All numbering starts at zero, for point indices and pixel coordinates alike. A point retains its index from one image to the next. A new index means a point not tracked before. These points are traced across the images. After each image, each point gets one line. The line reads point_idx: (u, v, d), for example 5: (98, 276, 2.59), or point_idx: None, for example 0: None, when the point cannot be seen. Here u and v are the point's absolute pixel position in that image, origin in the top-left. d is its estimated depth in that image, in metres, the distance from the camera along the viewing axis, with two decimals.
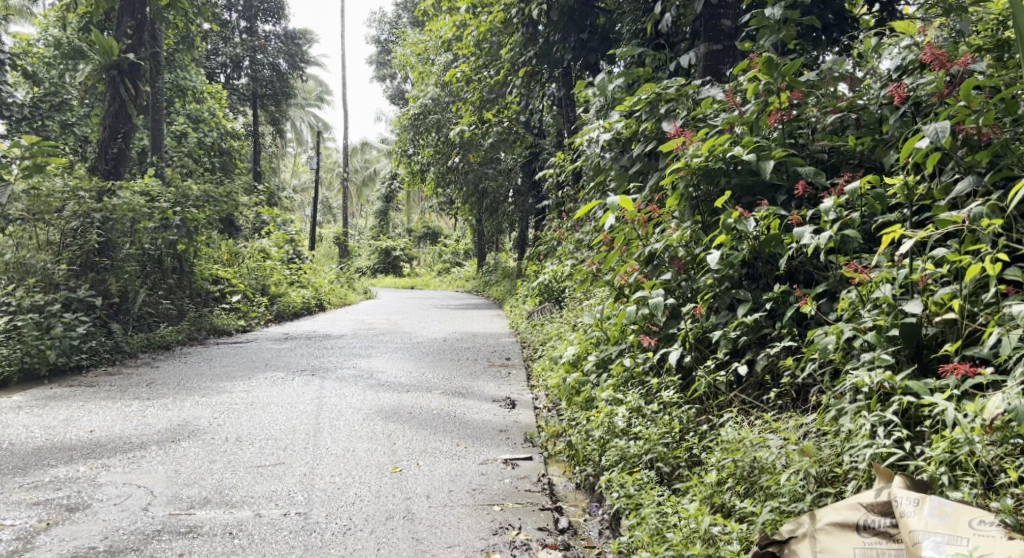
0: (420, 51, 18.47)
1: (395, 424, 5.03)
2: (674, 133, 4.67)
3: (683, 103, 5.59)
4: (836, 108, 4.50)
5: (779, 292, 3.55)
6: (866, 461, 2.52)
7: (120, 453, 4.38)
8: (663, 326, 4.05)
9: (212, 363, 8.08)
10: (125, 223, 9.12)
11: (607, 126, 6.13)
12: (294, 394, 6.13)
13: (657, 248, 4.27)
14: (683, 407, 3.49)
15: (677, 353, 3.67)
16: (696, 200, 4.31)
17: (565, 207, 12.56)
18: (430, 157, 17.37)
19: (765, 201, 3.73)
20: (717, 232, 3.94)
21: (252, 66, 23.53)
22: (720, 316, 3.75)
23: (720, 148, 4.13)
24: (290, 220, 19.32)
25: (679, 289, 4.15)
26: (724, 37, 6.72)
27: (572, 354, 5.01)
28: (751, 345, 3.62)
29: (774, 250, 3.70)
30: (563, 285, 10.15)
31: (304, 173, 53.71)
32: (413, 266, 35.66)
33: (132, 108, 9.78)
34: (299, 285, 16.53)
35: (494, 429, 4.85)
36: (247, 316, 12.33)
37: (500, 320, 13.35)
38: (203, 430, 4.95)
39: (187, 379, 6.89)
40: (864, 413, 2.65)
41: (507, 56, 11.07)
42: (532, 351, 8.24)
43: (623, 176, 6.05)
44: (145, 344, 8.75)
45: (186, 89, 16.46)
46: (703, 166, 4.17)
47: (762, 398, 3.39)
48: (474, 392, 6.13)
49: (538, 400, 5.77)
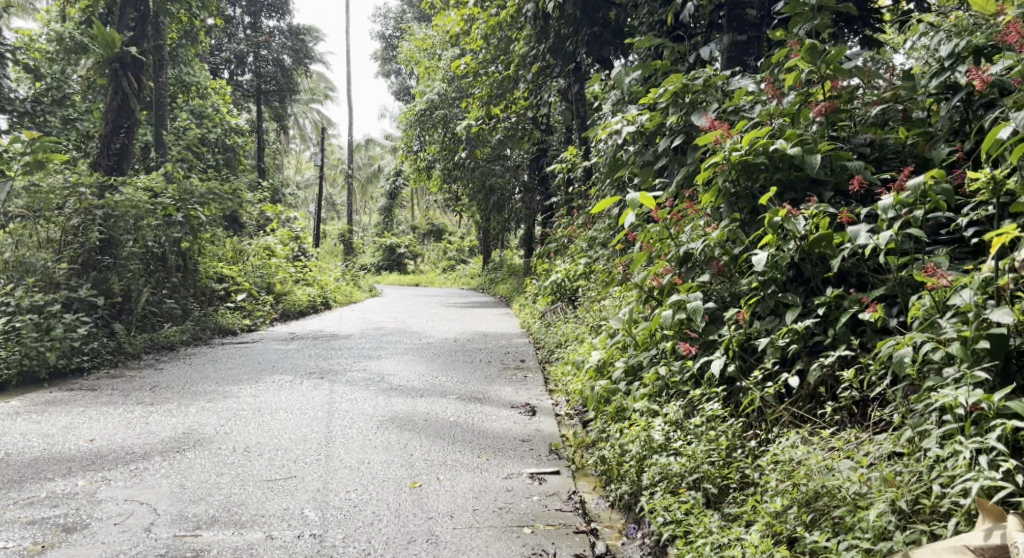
0: (426, 47, 18.22)
1: (411, 433, 4.79)
2: (707, 125, 4.40)
3: (712, 94, 5.32)
4: (880, 100, 4.25)
5: (831, 297, 3.30)
6: (968, 496, 2.27)
7: (122, 465, 4.12)
8: (701, 333, 3.78)
9: (217, 364, 7.83)
10: (127, 220, 8.87)
11: (631, 119, 5.88)
12: (303, 399, 5.88)
13: (693, 248, 4.00)
14: (729, 422, 3.23)
15: (720, 361, 3.40)
16: (734, 197, 4.06)
17: (575, 204, 12.31)
18: (437, 153, 17.11)
19: (816, 199, 3.49)
20: (760, 231, 3.71)
21: (256, 62, 23.29)
22: (766, 322, 3.49)
23: (761, 141, 3.92)
24: (295, 217, 19.09)
25: (717, 293, 3.89)
26: (749, 27, 6.44)
27: (596, 360, 4.74)
28: (801, 353, 3.36)
29: (823, 252, 3.45)
30: (576, 285, 9.91)
31: (308, 170, 53.54)
32: (418, 263, 35.43)
33: (134, 103, 9.55)
34: (304, 283, 16.29)
35: (515, 439, 4.60)
36: (252, 315, 12.09)
37: (509, 319, 13.11)
38: (209, 439, 4.69)
39: (191, 383, 6.64)
40: (961, 440, 2.38)
41: (518, 49, 10.80)
42: (547, 353, 8.00)
43: (648, 172, 5.77)
44: (149, 345, 8.50)
45: (189, 85, 16.22)
46: (743, 161, 3.93)
47: (815, 412, 3.14)
48: (490, 397, 5.89)
49: (558, 406, 5.53)
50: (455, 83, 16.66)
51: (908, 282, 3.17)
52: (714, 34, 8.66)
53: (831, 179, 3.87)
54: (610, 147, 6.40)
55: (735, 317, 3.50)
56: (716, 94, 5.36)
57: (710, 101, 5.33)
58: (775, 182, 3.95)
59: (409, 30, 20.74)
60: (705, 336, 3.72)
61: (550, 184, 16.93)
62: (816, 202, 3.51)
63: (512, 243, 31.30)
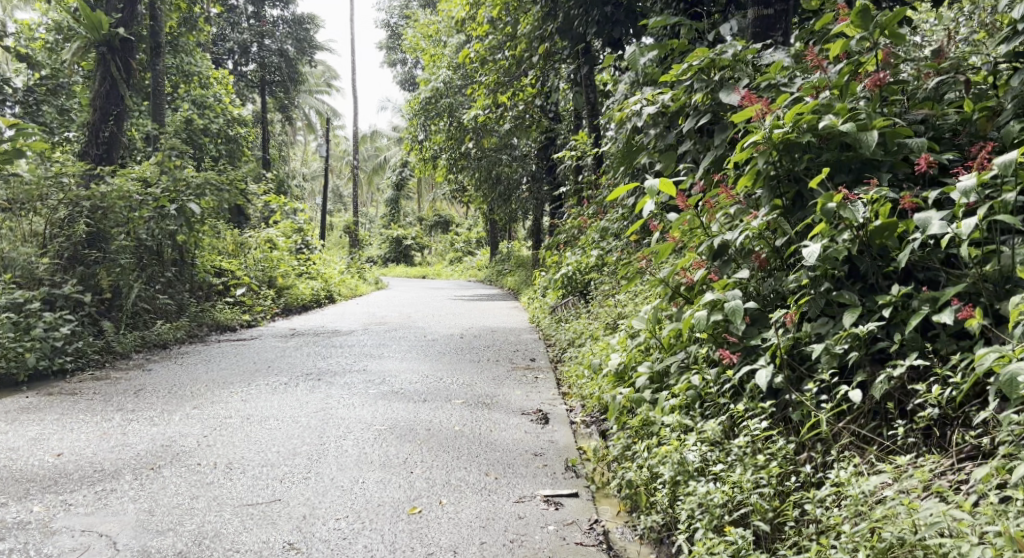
0: (431, 33, 17.72)
1: (412, 445, 4.34)
2: (744, 100, 3.91)
3: (741, 70, 4.84)
4: (936, 71, 3.76)
5: (897, 295, 2.83)
6: None
7: (86, 486, 3.67)
8: (741, 337, 3.28)
9: (208, 365, 7.37)
10: (118, 211, 8.46)
11: (651, 99, 5.41)
12: (297, 404, 5.44)
13: (730, 238, 3.50)
14: (779, 444, 2.76)
15: (766, 372, 2.91)
16: (774, 182, 3.57)
17: (586, 194, 11.83)
18: (443, 143, 16.64)
19: (877, 183, 3.02)
20: (808, 220, 3.23)
21: (260, 52, 22.83)
22: (817, 325, 3.01)
23: (807, 117, 3.45)
24: (298, 209, 18.62)
25: (757, 290, 3.41)
26: (776, 0, 5.94)
27: (617, 364, 4.28)
28: (861, 362, 2.89)
29: (886, 243, 2.97)
30: (589, 277, 9.46)
31: (314, 161, 53.07)
32: (425, 254, 34.90)
33: (123, 89, 9.10)
34: (308, 276, 15.82)
35: (527, 453, 4.16)
36: (252, 310, 11.65)
37: (518, 313, 12.64)
38: (189, 453, 4.25)
39: (179, 386, 6.19)
40: None
41: (525, 32, 10.29)
42: (558, 351, 7.56)
43: (670, 157, 5.28)
44: (140, 343, 8.06)
45: (191, 75, 16.00)
46: (786, 140, 3.46)
47: (883, 432, 2.67)
48: (498, 401, 5.44)
49: (573, 413, 5.08)
50: (461, 70, 16.19)
51: (991, 278, 2.69)
52: (732, 13, 8.17)
53: (886, 160, 3.39)
54: (627, 131, 5.91)
55: (781, 319, 3.02)
56: (747, 70, 4.85)
57: (741, 78, 4.83)
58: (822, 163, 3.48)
59: (414, 17, 20.26)
60: (745, 340, 3.23)
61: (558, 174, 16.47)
62: (876, 185, 3.03)
63: (520, 234, 30.89)
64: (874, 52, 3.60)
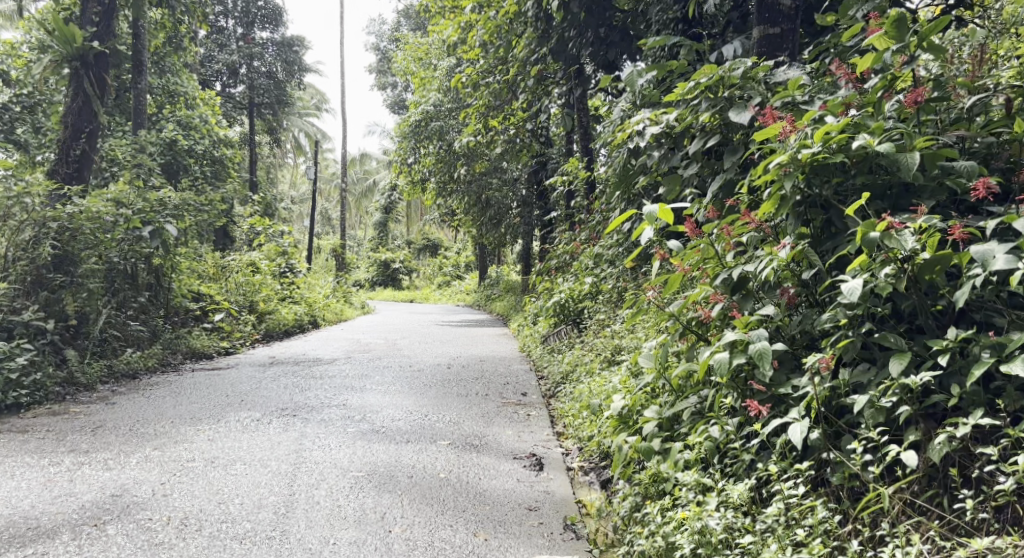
0: (422, 56, 17.45)
1: (391, 497, 3.90)
2: (765, 117, 3.56)
3: (752, 88, 4.52)
4: (969, 90, 3.37)
5: (954, 341, 2.45)
6: None
7: (16, 550, 3.23)
8: (769, 385, 2.88)
9: (179, 397, 6.89)
10: (87, 233, 8.03)
11: (654, 118, 5.08)
12: (267, 445, 4.98)
13: (755, 270, 3.10)
14: (820, 516, 2.36)
15: (802, 428, 2.50)
16: (802, 206, 3.20)
17: (579, 219, 11.47)
18: (431, 166, 16.26)
19: (925, 210, 2.66)
20: (844, 250, 2.87)
21: (249, 74, 22.48)
22: (857, 372, 2.61)
23: (839, 136, 3.10)
24: (283, 232, 18.20)
25: (786, 330, 3.01)
26: (783, 19, 5.59)
27: (620, 407, 3.87)
28: (911, 418, 2.50)
29: (936, 278, 2.60)
30: (584, 306, 9.09)
31: (302, 183, 52.75)
32: (412, 278, 34.44)
33: (97, 105, 8.69)
34: (291, 300, 15.32)
35: (520, 507, 3.73)
36: (230, 337, 11.12)
37: (507, 341, 12.24)
38: (141, 505, 3.80)
39: (142, 422, 5.70)
40: None
41: (517, 53, 9.97)
42: (551, 385, 7.14)
43: (675, 180, 4.90)
44: (106, 374, 7.57)
45: (177, 95, 15.58)
46: (817, 161, 3.11)
47: (944, 503, 2.29)
48: (488, 443, 5.00)
49: (570, 457, 4.66)
50: (452, 93, 15.86)
51: None
52: (732, 34, 7.86)
53: (927, 185, 3.04)
54: (627, 153, 5.53)
55: (816, 365, 2.63)
56: (759, 88, 4.51)
57: (755, 95, 4.48)
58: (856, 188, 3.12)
59: (403, 40, 20.00)
60: (772, 389, 2.84)
61: (548, 199, 16.12)
62: (925, 212, 2.66)
63: (509, 260, 30.50)
64: (911, 65, 3.25)
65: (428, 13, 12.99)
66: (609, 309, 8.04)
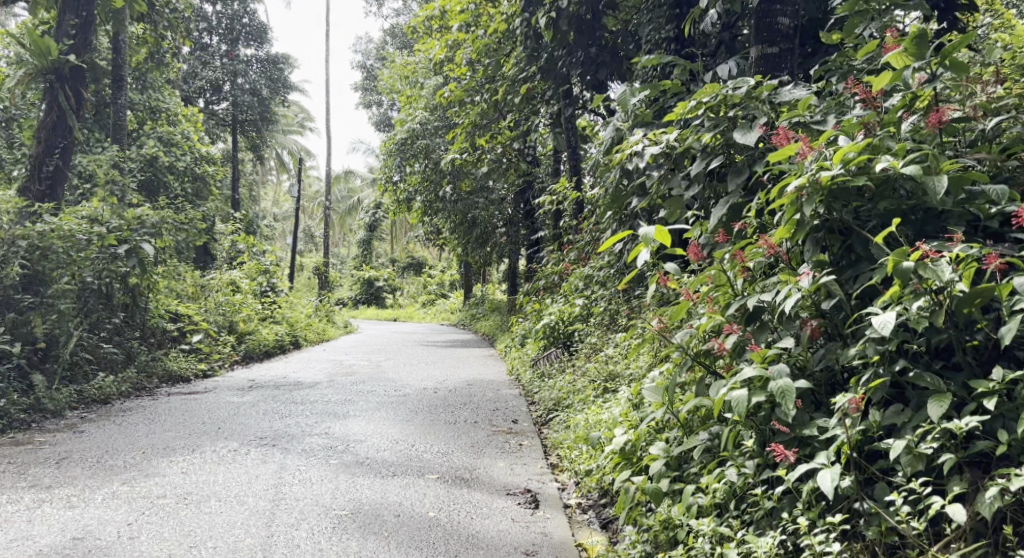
0: (408, 74, 17.28)
1: (377, 541, 3.64)
2: (778, 136, 3.36)
3: (756, 107, 4.33)
4: (991, 109, 3.17)
5: (998, 383, 2.25)
6: None
7: None
8: (792, 426, 2.65)
9: (153, 424, 6.58)
10: (57, 252, 7.76)
11: (653, 138, 4.90)
12: (244, 479, 4.70)
13: (776, 302, 2.89)
14: None
15: (833, 478, 2.28)
16: (820, 232, 3.00)
17: (568, 239, 11.26)
18: (417, 184, 16.02)
19: (960, 238, 2.46)
20: (871, 280, 2.67)
21: (232, 91, 22.21)
22: (891, 414, 2.40)
23: (859, 158, 2.90)
24: (265, 250, 17.88)
25: (808, 366, 2.80)
26: (782, 38, 5.41)
27: (623, 442, 3.64)
28: (953, 465, 2.29)
29: (974, 313, 2.40)
30: (574, 329, 8.85)
31: (286, 201, 52.38)
32: (396, 296, 34.09)
33: (72, 119, 8.41)
34: (273, 320, 14.98)
35: (517, 552, 3.53)
36: (209, 358, 10.78)
37: (493, 362, 11.98)
38: (104, 550, 3.51)
39: (112, 453, 5.39)
40: None
41: (505, 71, 9.78)
42: (542, 411, 6.89)
43: (676, 202, 4.70)
44: (75, 399, 7.25)
45: (159, 111, 15.28)
46: (836, 184, 2.91)
47: None
48: (479, 477, 4.73)
49: (567, 492, 4.42)
50: (439, 112, 15.69)
51: None
52: (724, 55, 7.71)
53: (954, 211, 2.84)
54: (623, 173, 5.32)
55: (845, 405, 2.41)
56: (764, 108, 4.32)
57: (760, 115, 4.29)
58: (878, 213, 2.93)
59: (389, 58, 19.84)
60: (796, 431, 2.62)
61: (536, 219, 15.93)
62: (960, 240, 2.47)
63: (494, 279, 30.27)
64: (934, 83, 3.06)
65: (415, 31, 12.82)
66: (601, 332, 7.81)
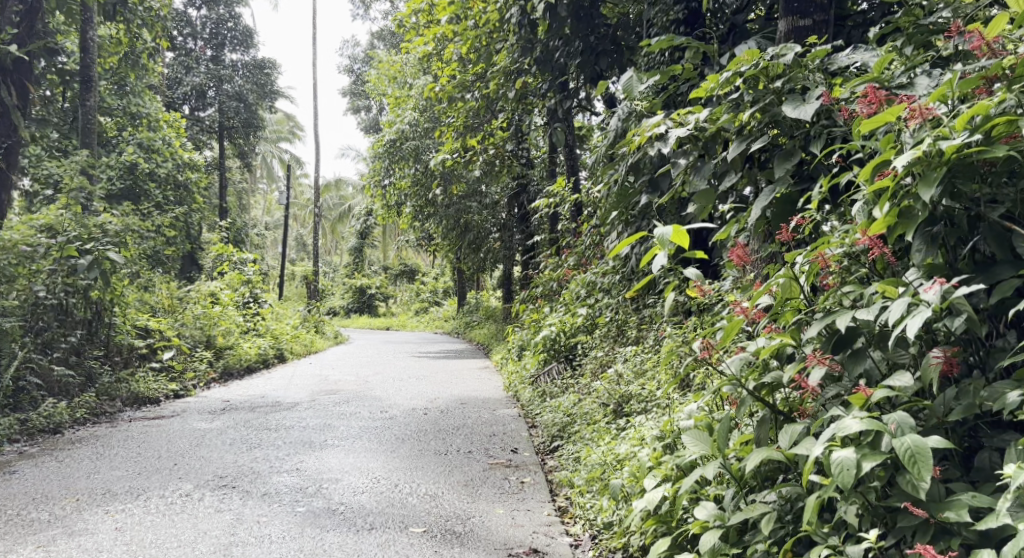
0: (396, 74, 16.40)
1: None
2: (870, 96, 2.62)
3: (807, 76, 3.55)
4: None
5: None
6: None
7: None
8: (929, 509, 2.02)
9: (100, 459, 5.71)
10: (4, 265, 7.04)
11: (678, 118, 4.08)
12: (189, 536, 3.85)
13: (888, 324, 2.19)
14: None
15: None
16: (937, 225, 2.31)
17: (567, 244, 10.40)
18: (406, 190, 15.19)
19: None
20: None
21: (217, 95, 21.28)
22: None
23: (998, 128, 2.18)
24: (248, 259, 16.93)
25: (933, 413, 2.18)
26: (815, 8, 4.48)
27: (658, 497, 2.86)
28: None
29: None
30: (578, 341, 8.04)
31: (278, 209, 51.52)
32: (389, 305, 33.19)
33: (17, 117, 7.57)
34: (255, 332, 14.07)
35: None
36: (181, 377, 9.84)
37: (489, 376, 11.13)
38: None
39: (39, 501, 4.54)
40: None
41: (500, 62, 8.93)
42: (544, 438, 6.06)
43: (708, 195, 3.89)
44: (16, 431, 6.35)
45: (138, 116, 14.32)
46: (962, 157, 2.20)
47: None
48: (474, 530, 3.91)
49: (582, 551, 3.60)
50: (428, 112, 14.80)
51: None
52: (739, 39, 6.78)
53: None
54: (642, 162, 4.48)
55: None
56: (816, 77, 3.54)
57: (815, 85, 3.49)
58: (1017, 196, 2.23)
59: (374, 56, 18.97)
60: (931, 513, 2.02)
61: (532, 223, 15.09)
62: None
63: (488, 284, 29.41)
64: None
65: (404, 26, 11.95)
66: (608, 346, 7.00)
